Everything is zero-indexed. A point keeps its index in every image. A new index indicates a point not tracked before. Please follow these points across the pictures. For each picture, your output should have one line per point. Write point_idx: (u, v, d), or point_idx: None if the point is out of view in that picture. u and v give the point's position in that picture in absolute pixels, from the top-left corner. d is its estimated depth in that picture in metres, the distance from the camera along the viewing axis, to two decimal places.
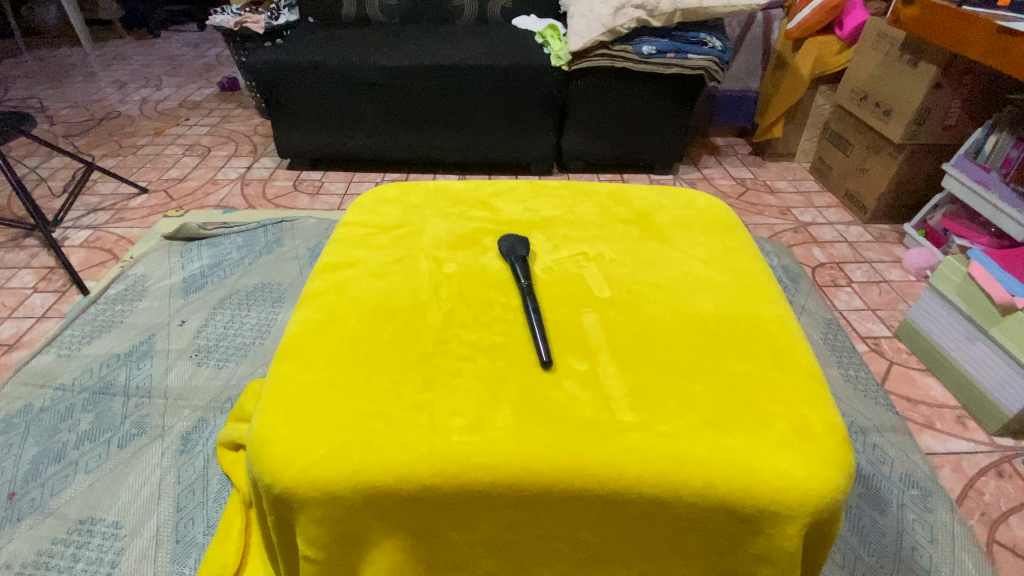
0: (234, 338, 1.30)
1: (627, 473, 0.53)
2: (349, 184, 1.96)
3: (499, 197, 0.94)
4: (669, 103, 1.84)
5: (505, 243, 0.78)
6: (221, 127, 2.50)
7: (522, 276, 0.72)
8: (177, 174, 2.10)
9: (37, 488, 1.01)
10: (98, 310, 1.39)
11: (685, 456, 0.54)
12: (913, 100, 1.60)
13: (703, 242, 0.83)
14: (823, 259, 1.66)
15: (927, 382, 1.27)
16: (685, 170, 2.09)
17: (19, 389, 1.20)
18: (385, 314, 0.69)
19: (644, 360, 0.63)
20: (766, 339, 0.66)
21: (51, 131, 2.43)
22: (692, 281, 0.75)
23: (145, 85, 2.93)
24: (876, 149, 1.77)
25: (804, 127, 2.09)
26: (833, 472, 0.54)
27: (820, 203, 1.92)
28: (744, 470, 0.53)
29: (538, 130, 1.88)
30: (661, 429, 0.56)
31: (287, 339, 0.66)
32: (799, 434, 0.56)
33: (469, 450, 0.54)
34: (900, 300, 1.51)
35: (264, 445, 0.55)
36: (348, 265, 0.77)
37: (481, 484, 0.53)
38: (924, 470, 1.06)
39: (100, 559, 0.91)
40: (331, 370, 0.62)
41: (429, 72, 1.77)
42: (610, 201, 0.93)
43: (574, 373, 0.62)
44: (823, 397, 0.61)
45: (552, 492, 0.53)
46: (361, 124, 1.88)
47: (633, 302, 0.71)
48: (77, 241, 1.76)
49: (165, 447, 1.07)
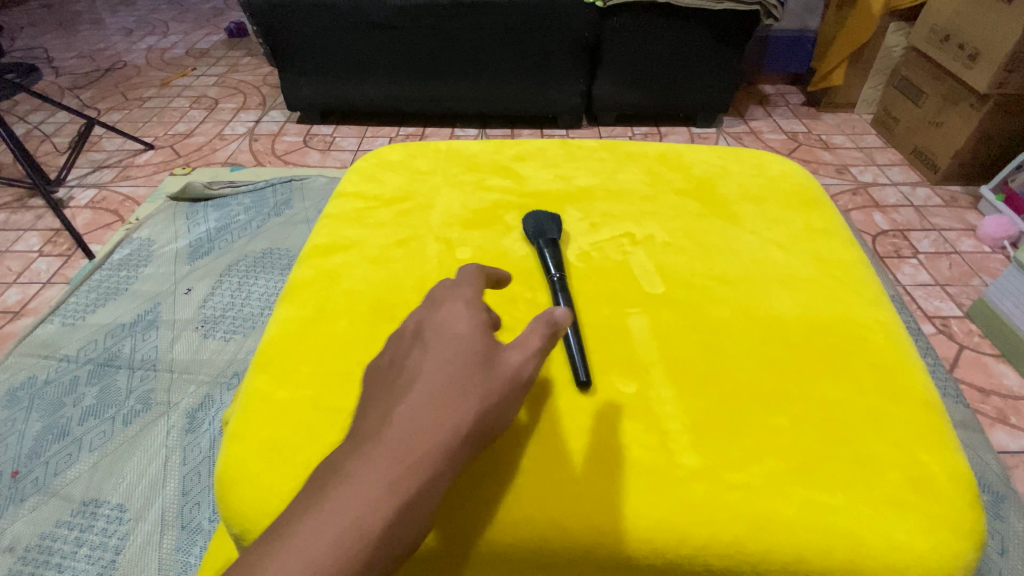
0: (241, 309, 1.18)
1: (691, 539, 0.41)
2: (362, 139, 1.81)
3: (523, 161, 0.78)
4: (718, 44, 1.60)
5: (532, 221, 0.63)
6: (228, 77, 2.33)
7: (553, 264, 0.58)
8: (183, 129, 1.97)
9: (41, 466, 0.95)
10: (102, 276, 1.31)
11: (767, 519, 0.41)
12: (1004, 43, 1.34)
13: (778, 220, 0.67)
14: (885, 225, 1.45)
15: (1002, 370, 1.10)
16: (730, 122, 1.86)
17: (23, 360, 1.13)
18: (383, 311, 0.57)
19: (709, 381, 0.50)
20: (867, 354, 0.52)
21: (56, 83, 2.31)
22: (768, 272, 0.60)
23: (152, 32, 2.76)
24: (954, 99, 1.52)
25: (869, 73, 1.82)
26: (963, 544, 0.41)
27: (882, 160, 1.69)
28: (844, 539, 0.40)
29: (567, 78, 1.67)
30: (733, 479, 0.43)
31: (265, 345, 0.55)
32: (916, 488, 0.43)
33: (486, 501, 0.42)
34: (973, 275, 1.31)
35: (232, 484, 0.45)
36: (343, 247, 0.64)
37: (500, 546, 0.42)
38: (997, 472, 0.89)
39: (104, 545, 0.84)
40: (317, 387, 0.50)
41: (445, 12, 1.56)
42: (662, 166, 0.77)
43: (618, 399, 0.49)
44: (943, 437, 0.47)
45: (589, 560, 0.42)
46: (373, 72, 1.71)
47: (693, 301, 0.57)
48: (82, 201, 1.66)
49: (170, 424, 0.99)
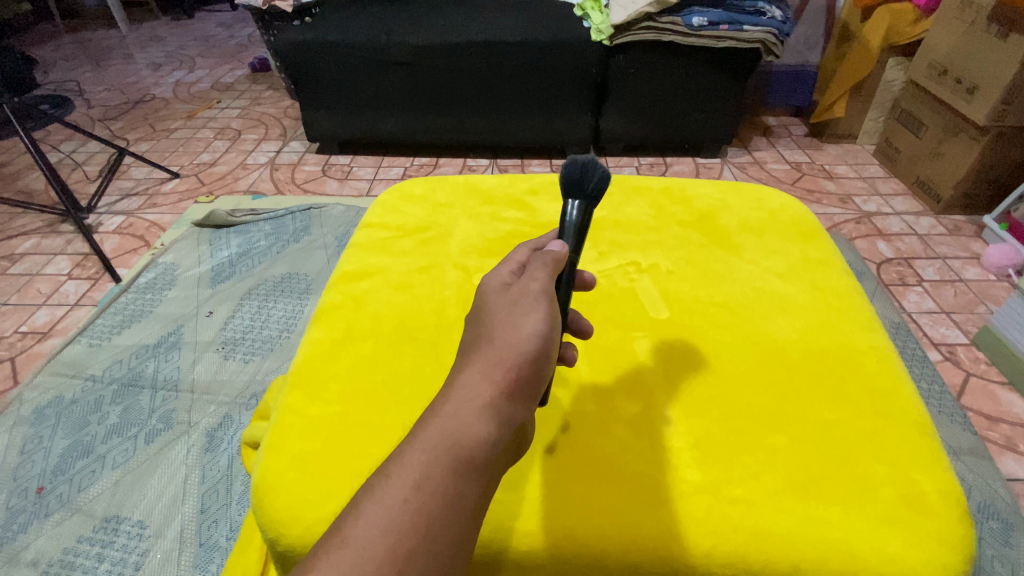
0: (260, 331, 1.23)
1: (693, 548, 0.44)
2: (378, 169, 1.89)
3: (536, 194, 0.84)
4: (720, 80, 1.67)
5: (566, 186, 0.48)
6: (251, 109, 2.45)
7: (571, 242, 0.46)
8: (208, 159, 2.07)
9: (65, 483, 0.99)
10: (127, 299, 1.37)
11: (766, 531, 0.44)
12: (1000, 78, 1.39)
13: (777, 250, 0.71)
14: (889, 254, 1.49)
15: (1009, 399, 1.11)
16: (734, 153, 1.92)
17: (50, 379, 1.18)
18: (406, 333, 0.61)
19: (712, 401, 0.53)
20: (862, 378, 0.55)
21: (88, 114, 2.43)
22: (768, 299, 0.64)
23: (179, 66, 2.91)
24: (954, 131, 1.56)
25: (870, 105, 1.87)
26: (953, 557, 0.43)
27: (886, 190, 1.73)
28: (840, 550, 0.43)
29: (575, 111, 1.75)
30: (735, 493, 0.46)
31: (297, 363, 0.59)
32: (909, 505, 0.46)
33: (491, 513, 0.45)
34: (978, 302, 1.33)
35: (268, 493, 0.48)
36: (368, 274, 0.69)
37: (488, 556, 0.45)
38: (1006, 499, 0.91)
39: (124, 560, 0.87)
40: (345, 404, 0.54)
41: (460, 50, 1.65)
42: (666, 199, 0.82)
43: (627, 416, 0.52)
44: (935, 456, 0.49)
45: (600, 568, 0.44)
46: (391, 106, 1.80)
47: (696, 325, 0.61)
48: (111, 227, 1.74)
49: (191, 443, 1.02)
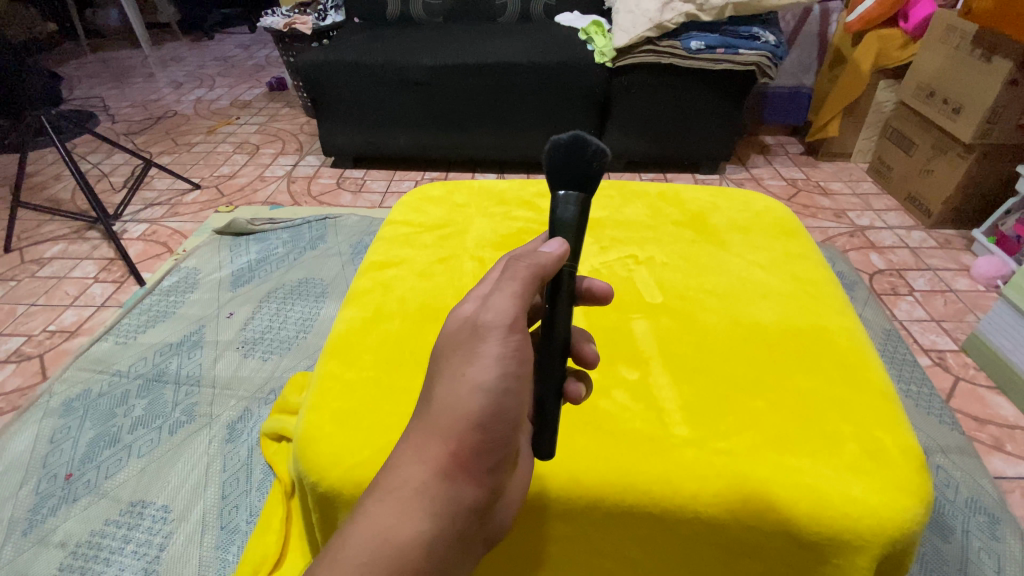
0: (279, 331, 1.31)
1: (683, 490, 0.50)
2: (391, 182, 1.98)
3: (543, 197, 0.92)
4: (716, 100, 1.77)
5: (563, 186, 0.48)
6: (269, 125, 2.57)
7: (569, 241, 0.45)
8: (228, 171, 2.17)
9: (93, 470, 1.05)
10: (152, 301, 1.45)
11: (745, 476, 0.51)
12: (983, 99, 1.48)
13: (762, 247, 0.79)
14: (881, 265, 1.56)
15: (997, 402, 1.16)
16: (732, 170, 2.01)
17: (77, 374, 1.25)
18: (429, 314, 0.68)
19: (700, 372, 0.60)
20: (834, 355, 0.62)
21: (113, 129, 2.56)
22: (753, 288, 0.71)
23: (200, 85, 3.05)
24: (942, 149, 1.65)
25: (862, 125, 1.96)
26: (910, 501, 0.49)
27: (878, 205, 1.81)
28: (810, 493, 0.49)
29: (580, 128, 1.84)
30: (719, 446, 0.53)
31: (333, 338, 0.66)
32: (871, 458, 0.52)
33: None
34: (967, 311, 1.40)
35: (311, 443, 0.55)
36: (394, 264, 0.77)
37: None
38: (993, 495, 0.96)
39: (150, 542, 0.92)
40: (377, 370, 0.61)
41: (471, 71, 1.76)
42: (663, 202, 0.90)
43: (624, 383, 0.59)
44: (896, 419, 0.56)
45: (599, 507, 0.51)
46: (404, 122, 1.90)
47: (687, 309, 0.68)
48: (135, 234, 1.84)
49: (212, 435, 1.09)
